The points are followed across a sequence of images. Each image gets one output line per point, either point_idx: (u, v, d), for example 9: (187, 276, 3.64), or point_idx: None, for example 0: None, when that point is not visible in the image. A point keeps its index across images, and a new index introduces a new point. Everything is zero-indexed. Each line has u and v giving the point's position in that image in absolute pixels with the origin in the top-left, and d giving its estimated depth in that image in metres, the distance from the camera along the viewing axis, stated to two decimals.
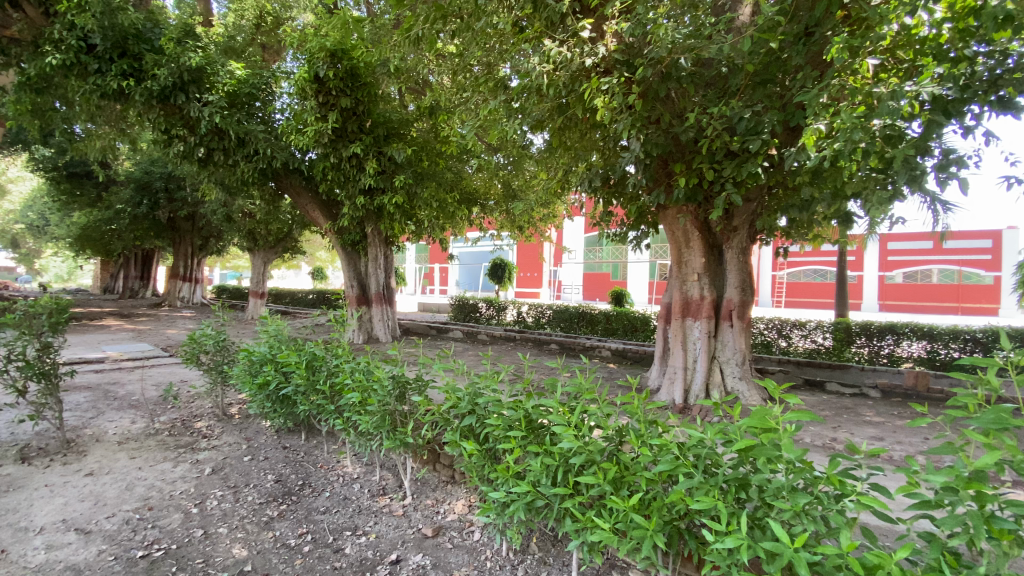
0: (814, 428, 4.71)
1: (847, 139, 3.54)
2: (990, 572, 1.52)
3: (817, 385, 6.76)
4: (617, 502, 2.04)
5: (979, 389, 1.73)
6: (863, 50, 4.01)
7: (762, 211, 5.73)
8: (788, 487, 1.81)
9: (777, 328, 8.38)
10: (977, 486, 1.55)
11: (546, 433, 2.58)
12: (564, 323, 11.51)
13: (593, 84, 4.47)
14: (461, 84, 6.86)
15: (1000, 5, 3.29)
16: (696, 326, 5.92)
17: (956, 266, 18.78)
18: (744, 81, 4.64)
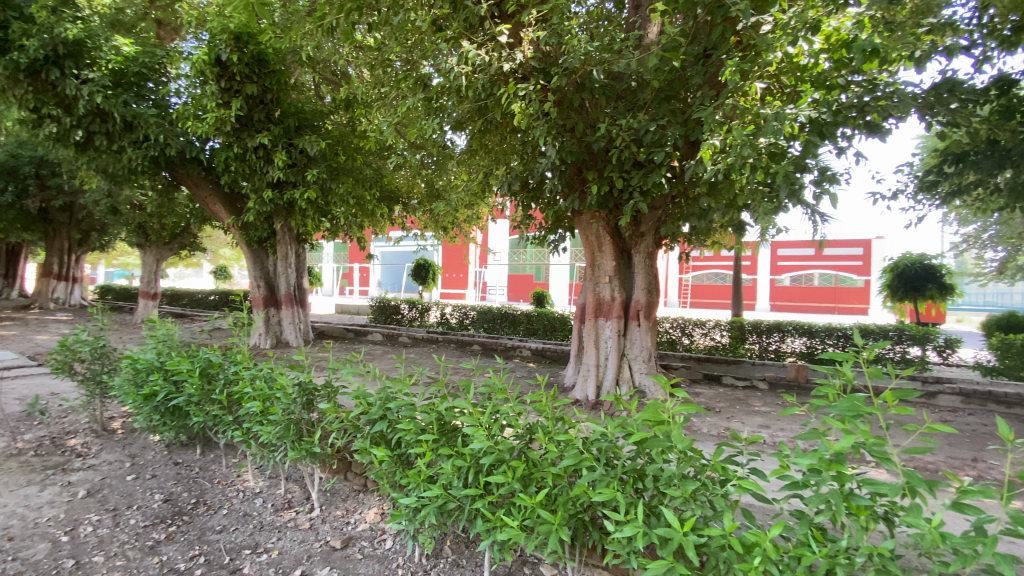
0: (711, 419, 5.09)
1: (738, 154, 3.89)
2: (847, 542, 1.73)
3: (714, 379, 7.34)
4: (526, 500, 2.08)
5: (838, 379, 1.96)
6: (751, 74, 4.43)
7: (666, 219, 6.12)
8: (679, 475, 1.94)
9: (680, 327, 9.01)
10: (837, 467, 1.75)
11: (457, 435, 2.57)
12: (487, 323, 11.57)
13: (510, 89, 4.56)
14: (379, 79, 6.66)
15: (868, 40, 3.74)
16: (607, 326, 6.20)
17: (834, 270, 21.20)
18: (650, 96, 4.97)
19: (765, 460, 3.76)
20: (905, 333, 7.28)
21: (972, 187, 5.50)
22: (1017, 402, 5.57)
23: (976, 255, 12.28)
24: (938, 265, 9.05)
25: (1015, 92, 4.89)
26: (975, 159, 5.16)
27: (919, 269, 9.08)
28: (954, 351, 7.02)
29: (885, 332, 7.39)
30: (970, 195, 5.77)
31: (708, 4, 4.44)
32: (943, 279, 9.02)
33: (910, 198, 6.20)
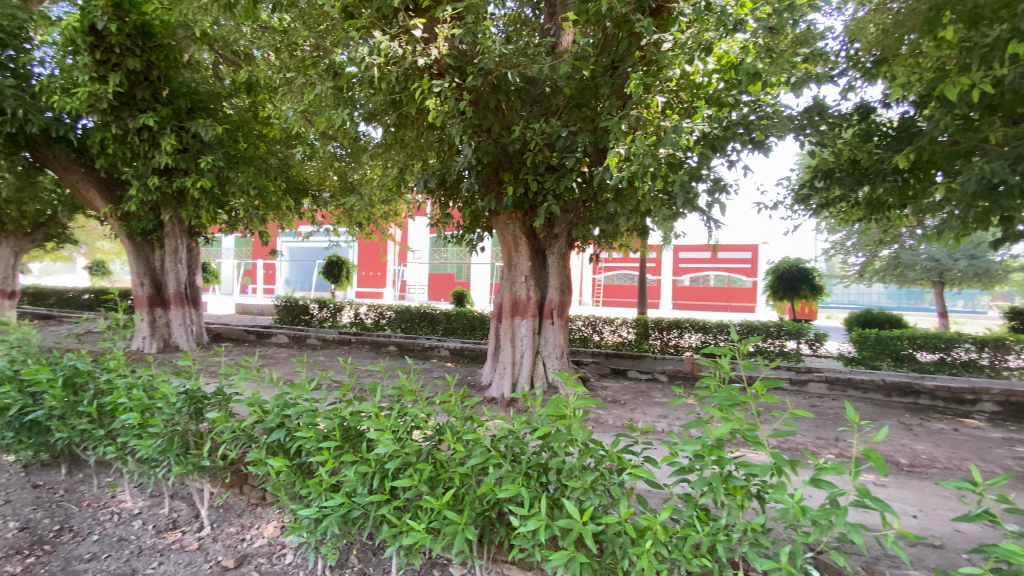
0: (618, 412, 5.37)
1: (640, 163, 4.18)
2: (727, 519, 1.90)
3: (621, 373, 7.74)
4: (431, 502, 2.07)
5: (718, 372, 2.16)
6: (654, 88, 4.73)
7: (578, 221, 6.36)
8: (579, 467, 2.04)
9: (592, 325, 9.44)
10: (717, 452, 1.91)
11: (362, 440, 2.49)
12: (404, 323, 11.32)
13: (425, 85, 4.52)
14: (284, 63, 6.25)
15: (751, 64, 4.15)
16: (523, 324, 6.32)
17: (727, 272, 23.22)
18: (563, 102, 5.21)
19: (661, 449, 4.02)
20: (784, 328, 8.15)
21: (837, 201, 6.28)
22: (870, 387, 6.43)
23: (842, 259, 14.04)
24: (811, 268, 10.27)
25: (871, 119, 5.63)
26: (839, 175, 5.88)
27: (795, 272, 10.27)
28: (822, 344, 7.96)
29: (767, 328, 8.23)
30: (835, 207, 6.58)
31: (615, 18, 4.68)
32: (814, 281, 10.23)
33: (788, 208, 6.94)
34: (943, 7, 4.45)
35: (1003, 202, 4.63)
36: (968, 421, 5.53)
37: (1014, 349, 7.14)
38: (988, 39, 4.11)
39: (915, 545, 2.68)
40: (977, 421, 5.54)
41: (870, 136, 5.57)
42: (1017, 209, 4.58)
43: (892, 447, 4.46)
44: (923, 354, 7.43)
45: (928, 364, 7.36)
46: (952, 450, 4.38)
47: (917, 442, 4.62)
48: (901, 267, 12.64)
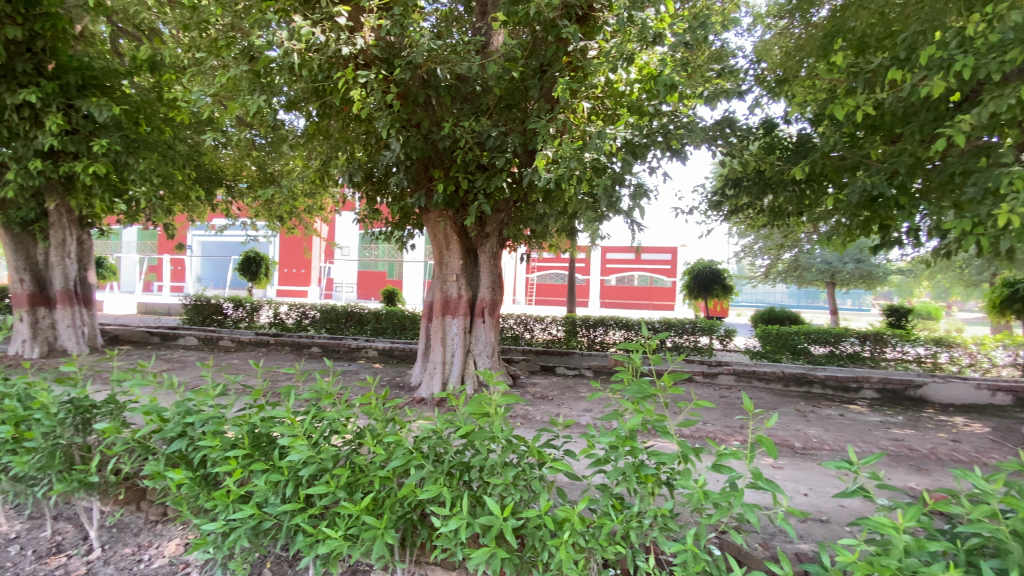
0: (545, 408, 5.48)
1: (567, 166, 4.30)
2: (639, 507, 2.01)
3: (549, 370, 7.91)
4: (349, 508, 2.02)
5: (632, 367, 2.27)
6: (580, 93, 4.89)
7: (509, 221, 6.41)
8: (501, 463, 2.07)
9: (523, 323, 9.57)
10: (630, 443, 2.02)
11: (275, 447, 2.37)
12: (329, 323, 10.85)
13: (349, 75, 4.39)
14: (193, 42, 5.78)
15: (669, 76, 4.38)
16: (454, 323, 6.29)
17: (650, 273, 24.44)
18: (493, 102, 5.28)
19: (577, 442, 4.12)
20: (699, 325, 8.72)
21: (745, 208, 6.80)
22: (771, 378, 7.04)
23: (750, 261, 15.24)
24: (723, 270, 11.06)
25: (774, 134, 6.15)
26: (747, 185, 6.29)
27: (708, 273, 11.03)
28: (731, 339, 8.63)
29: (684, 325, 8.76)
30: (743, 214, 7.12)
31: (543, 22, 4.79)
32: (726, 281, 11.03)
33: (703, 213, 7.42)
34: (836, 35, 5.24)
35: (881, 212, 5.24)
36: (852, 406, 6.21)
37: (889, 342, 8.08)
38: (872, 66, 4.74)
39: (805, 521, 2.97)
40: (859, 406, 6.23)
41: (773, 149, 6.07)
42: (892, 218, 5.19)
43: (789, 432, 4.90)
44: (816, 347, 8.24)
45: (820, 356, 8.16)
46: (838, 434, 4.90)
47: (810, 427, 5.11)
48: (800, 269, 13.93)
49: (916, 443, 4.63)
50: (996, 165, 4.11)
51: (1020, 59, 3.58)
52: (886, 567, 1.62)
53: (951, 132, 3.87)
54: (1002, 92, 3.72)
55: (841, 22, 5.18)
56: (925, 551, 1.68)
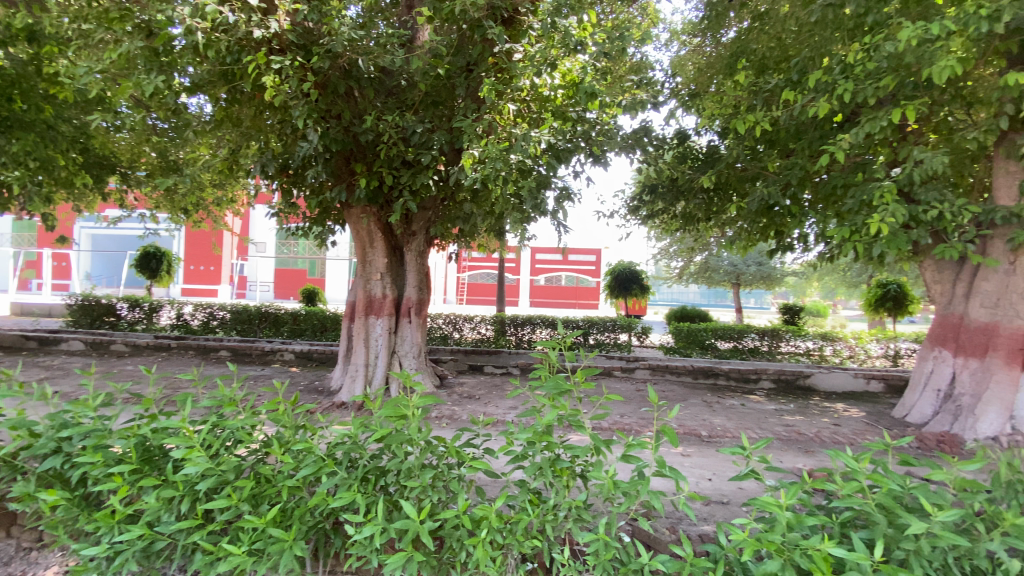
0: (471, 407, 5.46)
1: (493, 167, 4.35)
2: (554, 500, 2.06)
3: (477, 369, 7.92)
4: (254, 521, 1.90)
5: (548, 365, 2.34)
6: (506, 95, 4.96)
7: (436, 220, 6.33)
8: (418, 465, 2.04)
9: (451, 322, 9.51)
10: (546, 437, 2.08)
11: (169, 460, 2.19)
12: (241, 325, 10.14)
13: (261, 59, 4.14)
14: (78, 12, 5.18)
15: (590, 85, 4.54)
16: (378, 324, 6.10)
17: (576, 273, 25.19)
18: (418, 98, 5.19)
19: (496, 439, 4.12)
20: (619, 323, 9.12)
21: (660, 213, 7.20)
22: (682, 372, 7.53)
23: (666, 263, 16.16)
24: (642, 270, 11.66)
25: (686, 144, 6.57)
26: (662, 191, 6.67)
27: (628, 274, 11.59)
28: (647, 336, 9.15)
29: (606, 323, 9.14)
30: (659, 218, 7.54)
31: (469, 21, 4.80)
32: (644, 282, 11.63)
33: (623, 217, 7.77)
34: (740, 55, 5.70)
35: (776, 219, 5.77)
36: (752, 396, 6.79)
37: (784, 337, 8.89)
38: (770, 86, 5.21)
39: (709, 504, 3.20)
40: (758, 396, 6.82)
41: (686, 158, 6.44)
42: (785, 225, 5.74)
43: (697, 422, 5.27)
44: (722, 343, 8.91)
45: (725, 351, 8.84)
46: (739, 422, 5.33)
47: (715, 417, 5.52)
48: (709, 271, 14.95)
49: (804, 428, 5.14)
50: (869, 179, 4.66)
51: (888, 87, 4.09)
52: (772, 542, 1.79)
53: (833, 148, 4.34)
54: (875, 115, 4.22)
55: (744, 44, 5.63)
56: (804, 525, 1.86)
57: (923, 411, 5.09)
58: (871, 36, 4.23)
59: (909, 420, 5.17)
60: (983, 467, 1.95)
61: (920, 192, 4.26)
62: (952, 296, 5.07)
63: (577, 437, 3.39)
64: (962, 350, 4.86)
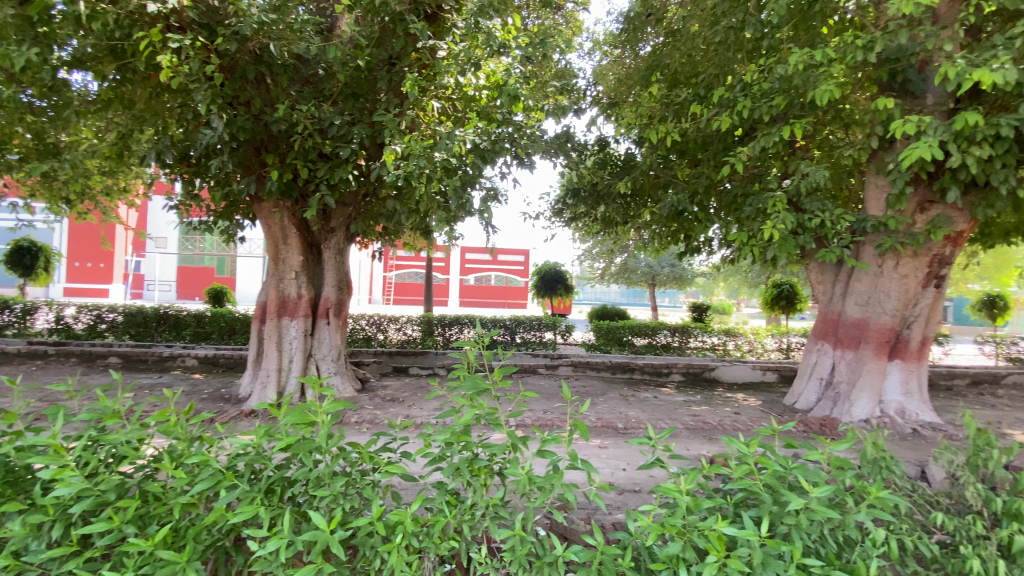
0: (393, 411, 5.34)
1: (416, 164, 4.29)
2: (472, 499, 2.06)
3: (401, 371, 7.75)
4: (139, 544, 1.73)
5: (466, 365, 2.33)
6: (429, 92, 4.89)
7: (357, 216, 6.10)
8: (329, 473, 1.96)
9: (374, 323, 9.23)
10: (463, 438, 2.08)
11: (38, 482, 1.94)
12: (135, 328, 9.18)
13: (156, 36, 3.79)
14: None
15: (513, 87, 4.59)
16: (292, 326, 5.79)
17: (505, 273, 25.43)
18: (336, 89, 4.98)
19: (415, 441, 4.03)
20: (544, 321, 9.38)
21: (582, 215, 7.46)
22: (601, 367, 7.85)
23: (590, 264, 16.76)
24: (566, 271, 11.99)
25: (607, 150, 6.85)
26: (583, 195, 6.92)
27: (553, 274, 11.87)
28: (571, 334, 9.43)
29: (531, 322, 9.30)
30: (582, 222, 7.78)
31: (390, 13, 4.68)
32: (569, 282, 11.96)
33: (548, 218, 7.95)
34: (655, 69, 6.01)
35: (685, 224, 6.18)
36: (664, 389, 7.22)
37: (693, 333, 9.53)
38: (680, 99, 5.56)
39: (622, 494, 3.35)
40: (669, 389, 7.26)
41: (606, 164, 6.68)
42: (694, 229, 6.16)
43: (614, 415, 5.51)
44: (638, 339, 9.40)
45: (641, 346, 9.34)
46: (652, 414, 5.65)
47: (631, 409, 5.81)
48: (628, 272, 15.71)
49: (709, 417, 5.56)
50: (764, 189, 5.12)
51: (780, 106, 4.51)
52: (673, 525, 1.92)
53: (734, 160, 4.73)
54: (769, 130, 4.65)
55: (659, 58, 5.96)
56: (702, 508, 2.00)
57: (809, 398, 5.66)
58: (766, 59, 4.66)
59: (797, 406, 5.73)
60: (851, 447, 2.20)
61: (806, 203, 4.74)
62: (833, 295, 5.69)
63: (499, 436, 3.42)
64: (840, 343, 5.46)
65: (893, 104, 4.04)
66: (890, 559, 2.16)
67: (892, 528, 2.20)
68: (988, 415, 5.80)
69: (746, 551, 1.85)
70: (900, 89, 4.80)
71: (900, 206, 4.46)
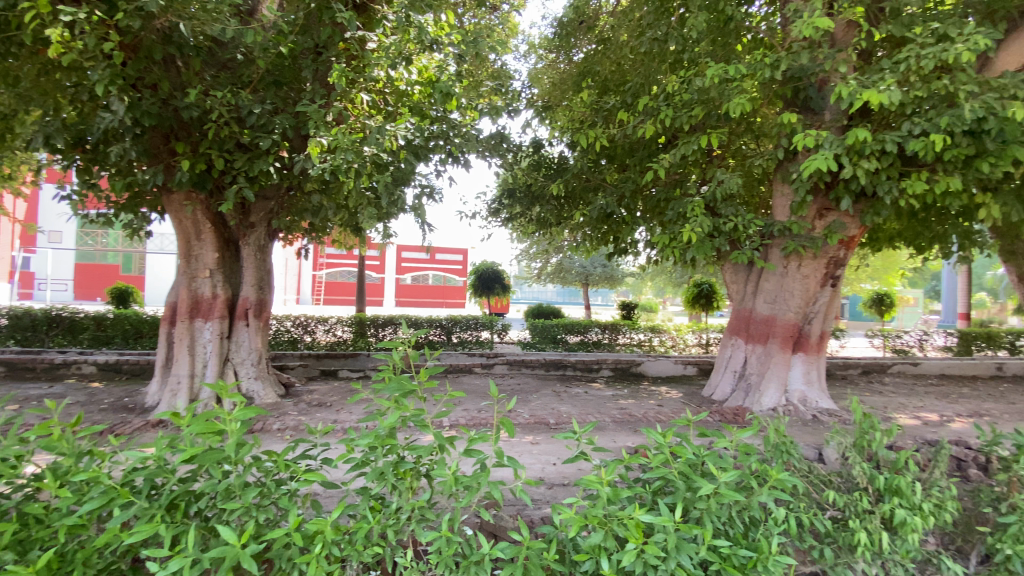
0: (320, 416, 5.11)
1: (343, 159, 4.13)
2: (397, 503, 2.02)
3: (330, 374, 7.44)
4: (14, 574, 1.55)
5: (390, 367, 2.28)
6: (358, 85, 4.73)
7: (280, 212, 5.79)
8: (240, 484, 1.85)
9: (301, 325, 8.81)
10: (388, 441, 2.03)
11: None
12: (21, 333, 8.18)
13: (42, 6, 3.39)
14: None
15: (445, 84, 4.54)
16: (207, 328, 5.40)
17: (443, 272, 25.18)
18: (256, 76, 4.69)
19: (336, 446, 3.86)
20: (480, 321, 9.41)
21: (517, 216, 7.55)
22: (535, 364, 7.99)
23: (528, 263, 16.99)
24: (503, 271, 12.04)
25: (541, 153, 6.84)
26: (518, 195, 7.00)
27: (491, 274, 11.90)
28: (506, 333, 9.50)
29: (467, 322, 9.28)
30: (518, 222, 7.84)
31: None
32: (506, 281, 12.03)
33: (484, 218, 7.94)
34: (586, 75, 6.19)
35: (614, 226, 6.41)
36: (595, 385, 7.47)
37: (622, 331, 9.91)
38: (608, 106, 5.75)
39: (551, 488, 3.42)
40: (599, 384, 7.52)
41: (540, 166, 6.79)
42: (622, 231, 6.41)
43: (546, 411, 5.63)
44: (571, 336, 9.65)
45: (574, 344, 9.59)
46: (582, 408, 5.82)
47: (563, 405, 5.94)
48: (563, 272, 16.08)
49: (635, 410, 5.81)
50: (685, 194, 5.42)
51: (699, 117, 4.80)
52: (595, 516, 1.99)
53: (657, 166, 4.97)
54: (689, 139, 4.93)
55: (590, 65, 6.15)
56: (621, 499, 2.09)
57: (723, 390, 6.07)
58: (686, 71, 4.94)
59: (713, 398, 6.12)
60: (756, 433, 2.38)
61: (722, 208, 5.07)
62: (745, 294, 6.12)
63: (428, 438, 3.39)
64: (751, 338, 5.89)
65: (796, 118, 4.41)
66: (790, 535, 2.36)
67: (792, 507, 2.40)
68: (875, 401, 6.49)
69: (662, 536, 1.95)
70: (802, 106, 5.24)
71: (802, 213, 4.88)
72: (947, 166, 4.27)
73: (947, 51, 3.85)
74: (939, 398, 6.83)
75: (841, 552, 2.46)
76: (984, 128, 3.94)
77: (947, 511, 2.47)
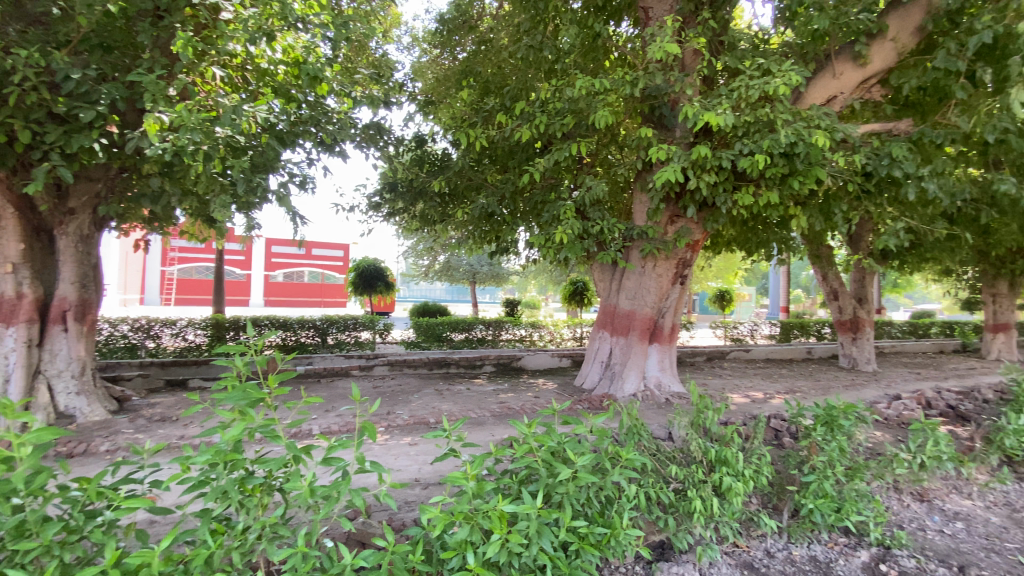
0: (164, 433, 4.49)
1: (189, 139, 3.65)
2: (244, 522, 1.84)
3: (178, 384, 6.58)
4: None
5: (235, 374, 2.07)
6: (208, 57, 4.21)
7: (109, 197, 4.98)
8: (38, 519, 1.56)
9: (143, 329, 7.67)
10: (232, 456, 1.85)
11: None
12: None
13: None
14: None
15: (313, 66, 4.21)
16: (8, 335, 4.45)
17: (320, 269, 23.61)
18: (75, 35, 3.97)
19: (175, 465, 3.41)
20: (360, 321, 8.99)
21: (399, 213, 7.34)
22: (418, 363, 7.86)
23: (414, 261, 16.64)
24: (385, 268, 11.63)
25: (424, 148, 6.81)
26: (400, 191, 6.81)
27: (372, 271, 11.40)
28: (388, 333, 9.21)
29: (345, 321, 8.82)
30: (401, 218, 7.62)
31: None
32: (388, 279, 11.62)
33: (364, 212, 7.60)
34: (468, 75, 6.22)
35: (495, 225, 6.54)
36: (477, 380, 7.56)
37: (505, 327, 10.14)
38: (487, 107, 5.80)
39: (425, 488, 3.40)
40: (481, 379, 7.64)
41: (422, 162, 6.69)
42: (503, 230, 6.58)
43: (427, 410, 5.58)
44: (456, 334, 9.65)
45: (458, 341, 9.61)
46: (463, 405, 5.86)
47: (444, 403, 5.92)
48: (450, 270, 16.06)
49: (513, 403, 6.00)
50: (558, 197, 5.72)
51: (570, 125, 5.08)
52: (461, 511, 2.01)
53: (532, 169, 5.16)
54: (561, 146, 5.19)
55: (471, 65, 6.20)
56: (485, 492, 2.13)
57: (593, 379, 6.51)
58: (558, 81, 5.19)
59: (584, 388, 6.53)
60: (610, 419, 2.58)
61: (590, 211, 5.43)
62: (611, 291, 6.61)
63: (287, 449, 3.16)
64: (616, 331, 6.40)
65: (651, 132, 4.88)
66: (639, 509, 2.60)
67: (642, 484, 2.64)
68: (718, 385, 7.44)
69: (524, 524, 2.03)
70: (658, 121, 5.80)
71: (657, 219, 5.42)
72: (769, 182, 5.02)
73: (769, 84, 4.53)
74: (766, 379, 8.04)
75: (682, 519, 2.77)
76: (795, 151, 4.70)
77: (762, 475, 2.91)
